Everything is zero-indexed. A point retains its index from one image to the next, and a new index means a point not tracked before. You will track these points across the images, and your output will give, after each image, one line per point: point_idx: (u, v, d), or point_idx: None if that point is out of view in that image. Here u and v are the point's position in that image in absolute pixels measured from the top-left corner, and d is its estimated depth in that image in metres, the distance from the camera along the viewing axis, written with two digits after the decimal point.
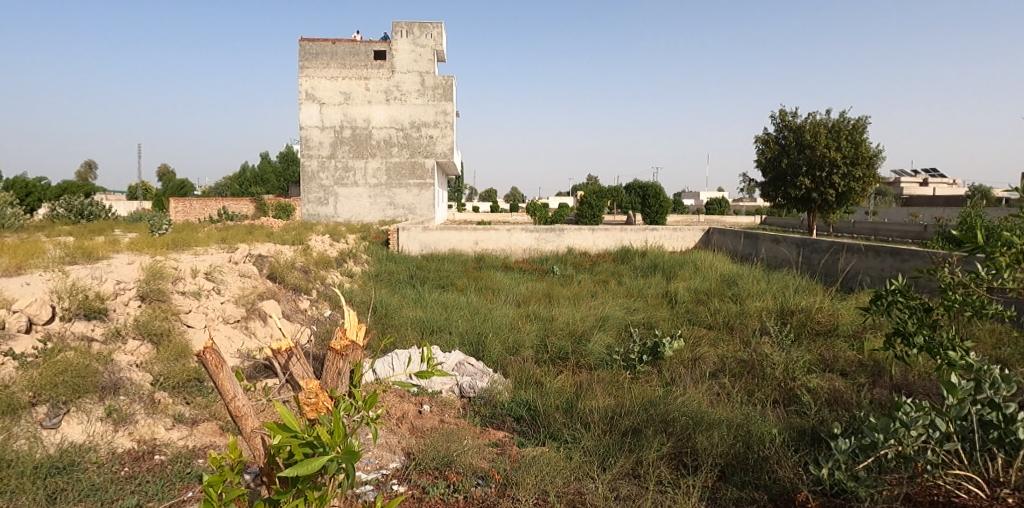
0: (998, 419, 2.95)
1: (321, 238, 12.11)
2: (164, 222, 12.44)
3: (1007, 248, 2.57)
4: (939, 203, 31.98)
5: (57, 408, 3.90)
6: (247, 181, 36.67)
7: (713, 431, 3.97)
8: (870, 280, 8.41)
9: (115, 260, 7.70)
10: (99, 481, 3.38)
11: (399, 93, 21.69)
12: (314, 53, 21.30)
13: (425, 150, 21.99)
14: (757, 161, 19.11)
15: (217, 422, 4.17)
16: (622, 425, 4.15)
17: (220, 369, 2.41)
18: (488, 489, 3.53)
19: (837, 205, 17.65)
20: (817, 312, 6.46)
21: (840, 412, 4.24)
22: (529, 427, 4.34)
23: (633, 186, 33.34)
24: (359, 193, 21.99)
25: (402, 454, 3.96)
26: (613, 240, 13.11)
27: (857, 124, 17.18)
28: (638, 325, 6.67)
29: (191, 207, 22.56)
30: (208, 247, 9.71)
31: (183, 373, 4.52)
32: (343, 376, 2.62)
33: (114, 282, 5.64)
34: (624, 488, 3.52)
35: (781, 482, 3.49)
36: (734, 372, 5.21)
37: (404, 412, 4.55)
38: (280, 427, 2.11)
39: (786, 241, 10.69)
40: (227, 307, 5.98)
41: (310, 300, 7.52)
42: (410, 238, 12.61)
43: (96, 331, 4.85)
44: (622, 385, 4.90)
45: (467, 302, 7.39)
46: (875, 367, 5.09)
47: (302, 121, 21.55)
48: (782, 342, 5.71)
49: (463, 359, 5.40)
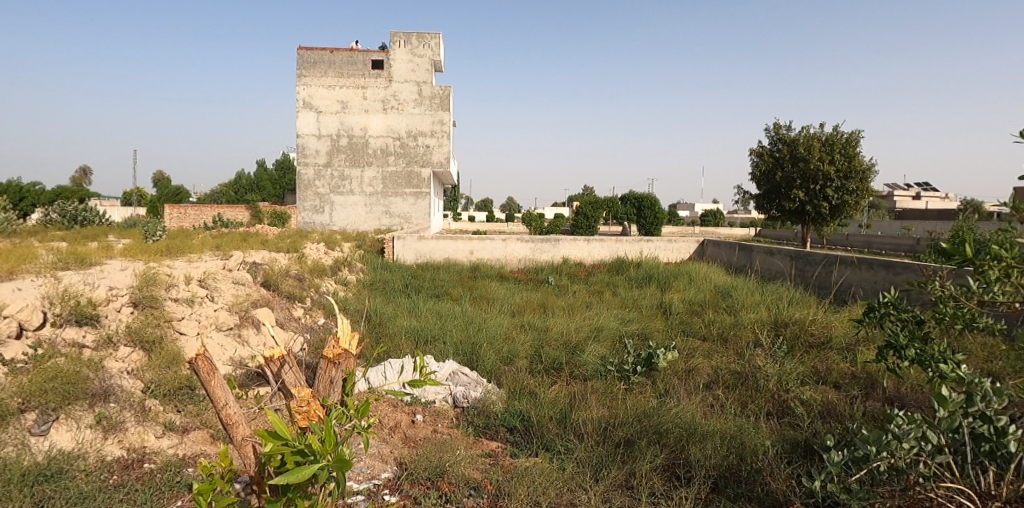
0: (990, 432, 2.97)
1: (316, 246, 12.11)
2: (159, 228, 12.41)
3: (996, 262, 2.59)
4: (932, 216, 32.27)
5: (47, 415, 3.87)
6: (243, 188, 36.68)
7: (707, 442, 3.98)
8: (864, 293, 8.45)
9: (109, 265, 7.67)
10: (87, 489, 3.35)
11: (397, 102, 21.78)
12: (312, 62, 21.37)
13: (421, 159, 22.04)
14: (752, 173, 19.22)
15: (208, 430, 4.13)
16: (615, 437, 4.15)
17: (212, 376, 2.40)
18: (480, 499, 3.52)
19: (832, 217, 17.74)
20: (811, 324, 6.49)
21: (833, 425, 4.25)
22: (522, 437, 4.33)
23: (629, 196, 33.52)
24: (355, 201, 21.99)
25: (394, 464, 3.94)
26: (609, 250, 13.13)
27: (851, 138, 17.31)
28: (633, 336, 6.68)
29: (186, 213, 22.46)
30: (203, 253, 9.70)
31: (174, 381, 4.49)
32: (336, 385, 2.61)
33: (107, 289, 5.62)
34: (617, 499, 3.50)
35: (774, 494, 3.50)
36: (728, 383, 5.22)
37: (397, 421, 4.52)
38: (272, 435, 2.09)
39: (780, 254, 10.74)
40: (220, 314, 5.96)
41: (305, 308, 7.52)
42: (406, 247, 12.64)
43: (88, 338, 4.82)
44: (616, 396, 4.89)
45: (463, 311, 7.39)
46: (869, 379, 5.10)
47: (299, 130, 21.59)
48: (775, 354, 5.74)
49: (457, 368, 5.39)
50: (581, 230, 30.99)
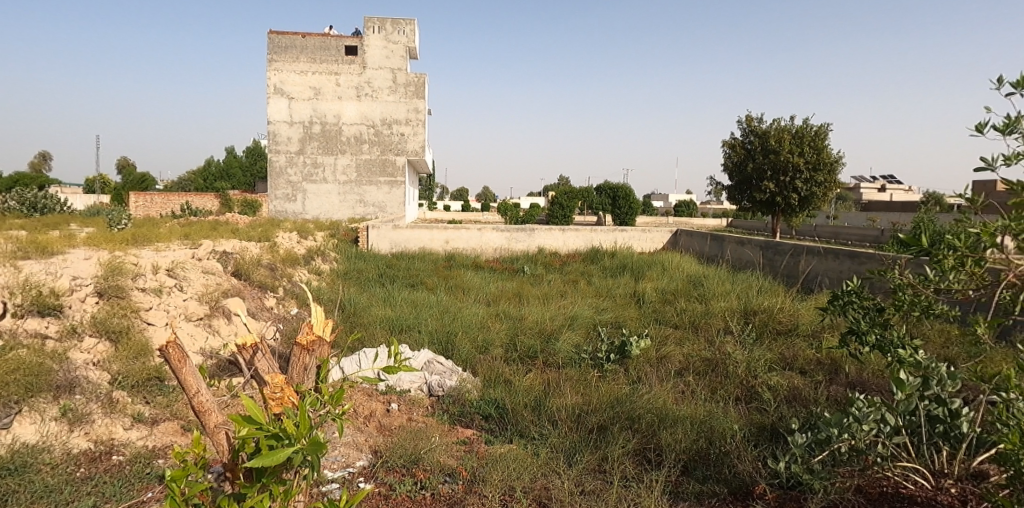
0: (944, 414, 3.09)
1: (288, 235, 11.92)
2: (125, 216, 12.13)
3: (950, 252, 2.70)
4: (896, 208, 33.13)
5: (9, 408, 3.77)
6: (211, 176, 35.91)
7: (677, 427, 4.08)
8: (829, 282, 8.68)
9: (71, 254, 7.48)
10: (53, 482, 3.30)
11: (371, 89, 21.52)
12: (283, 46, 20.98)
13: (396, 148, 21.83)
14: (724, 164, 19.50)
15: (179, 422, 4.12)
16: (588, 423, 4.22)
17: (183, 364, 2.36)
18: (456, 485, 3.55)
19: (800, 209, 18.13)
20: (778, 313, 6.65)
21: (798, 409, 4.38)
22: (496, 425, 4.38)
23: (604, 187, 33.74)
24: (328, 189, 21.73)
25: (369, 452, 3.96)
26: (583, 240, 13.24)
27: (819, 131, 17.68)
28: (606, 325, 6.76)
29: (152, 202, 21.96)
30: (170, 242, 9.47)
31: (142, 372, 4.43)
32: (310, 371, 2.57)
33: (70, 278, 5.47)
34: (590, 483, 3.57)
35: (740, 476, 3.57)
36: (699, 370, 5.34)
37: (372, 410, 4.55)
38: (246, 420, 2.09)
39: (750, 244, 10.95)
40: (190, 304, 5.88)
41: (277, 298, 7.45)
42: (380, 236, 12.51)
43: (51, 328, 4.71)
44: (590, 383, 4.95)
45: (438, 300, 7.40)
46: (832, 365, 5.27)
47: (270, 116, 21.21)
48: (744, 341, 5.89)
49: (432, 357, 5.41)
50: (558, 221, 31.33)
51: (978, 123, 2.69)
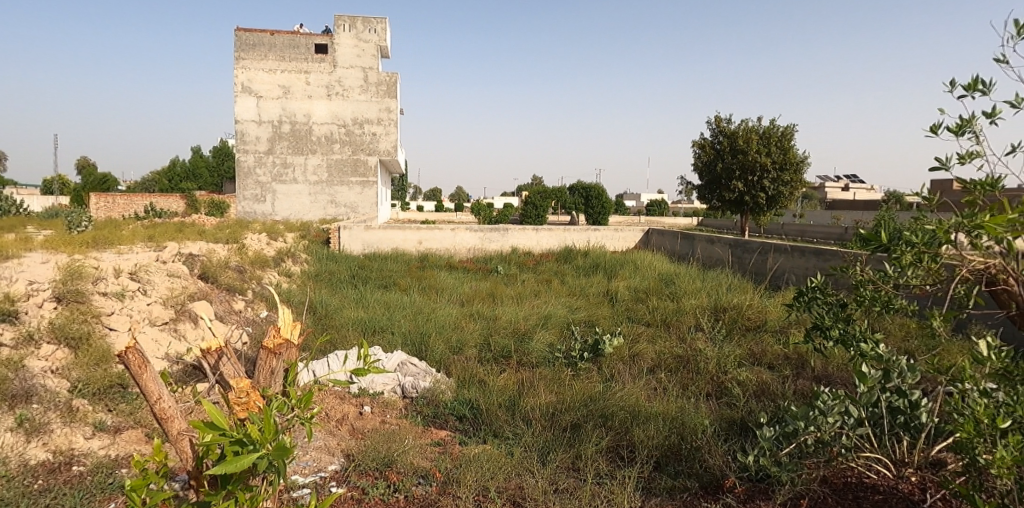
0: (904, 405, 3.20)
1: (257, 237, 11.71)
2: (85, 218, 11.77)
3: (909, 248, 2.76)
4: (860, 207, 34.01)
5: None
6: (176, 176, 35.10)
7: (650, 424, 4.12)
8: (795, 279, 8.86)
9: (28, 258, 7.22)
10: (9, 494, 3.19)
11: (341, 88, 21.28)
12: (251, 44, 20.60)
13: (368, 147, 21.61)
14: (694, 164, 19.76)
15: (142, 430, 4.02)
16: (562, 421, 4.24)
17: (144, 370, 2.31)
18: (429, 488, 3.52)
19: (768, 208, 18.46)
20: (747, 309, 6.76)
21: (766, 403, 4.46)
22: (470, 425, 4.37)
23: (577, 187, 33.93)
24: (298, 190, 21.40)
25: (341, 456, 3.91)
26: (556, 239, 13.30)
27: (786, 131, 18.03)
28: (579, 324, 6.80)
29: (115, 203, 21.35)
30: (133, 244, 9.22)
31: (104, 379, 4.31)
32: (277, 375, 2.53)
33: (26, 283, 5.29)
34: (563, 481, 3.57)
35: (711, 470, 3.62)
36: (671, 367, 5.40)
37: (344, 413, 4.50)
38: (209, 426, 2.05)
39: (720, 242, 11.11)
40: (154, 308, 5.74)
41: (245, 301, 7.31)
42: (352, 237, 12.37)
43: (6, 335, 4.54)
44: (563, 382, 4.96)
45: (411, 301, 7.35)
46: (799, 360, 5.37)
47: (238, 115, 20.81)
48: (714, 338, 5.98)
49: (405, 359, 5.37)
50: (531, 221, 31.38)
51: (934, 124, 2.77)
